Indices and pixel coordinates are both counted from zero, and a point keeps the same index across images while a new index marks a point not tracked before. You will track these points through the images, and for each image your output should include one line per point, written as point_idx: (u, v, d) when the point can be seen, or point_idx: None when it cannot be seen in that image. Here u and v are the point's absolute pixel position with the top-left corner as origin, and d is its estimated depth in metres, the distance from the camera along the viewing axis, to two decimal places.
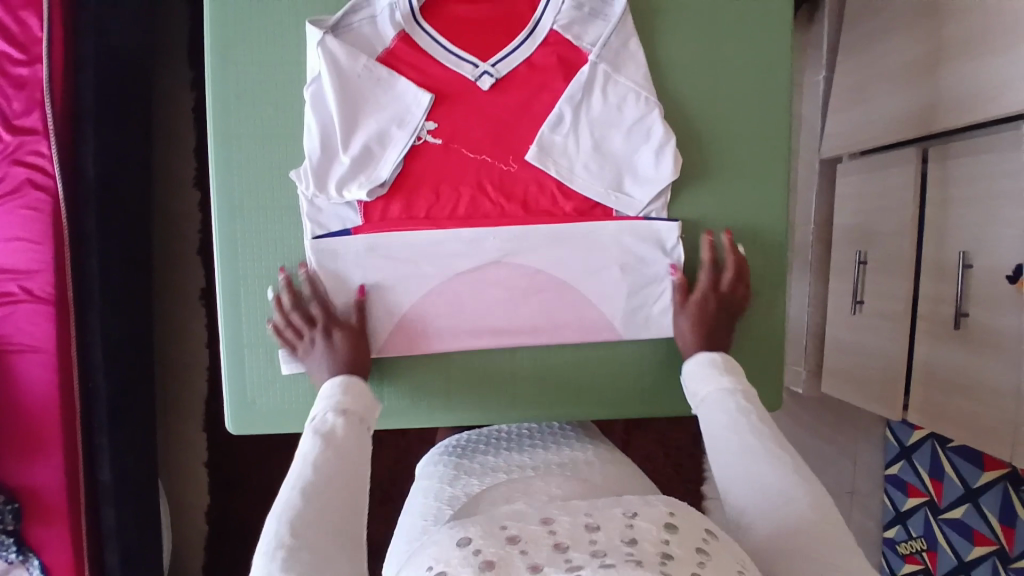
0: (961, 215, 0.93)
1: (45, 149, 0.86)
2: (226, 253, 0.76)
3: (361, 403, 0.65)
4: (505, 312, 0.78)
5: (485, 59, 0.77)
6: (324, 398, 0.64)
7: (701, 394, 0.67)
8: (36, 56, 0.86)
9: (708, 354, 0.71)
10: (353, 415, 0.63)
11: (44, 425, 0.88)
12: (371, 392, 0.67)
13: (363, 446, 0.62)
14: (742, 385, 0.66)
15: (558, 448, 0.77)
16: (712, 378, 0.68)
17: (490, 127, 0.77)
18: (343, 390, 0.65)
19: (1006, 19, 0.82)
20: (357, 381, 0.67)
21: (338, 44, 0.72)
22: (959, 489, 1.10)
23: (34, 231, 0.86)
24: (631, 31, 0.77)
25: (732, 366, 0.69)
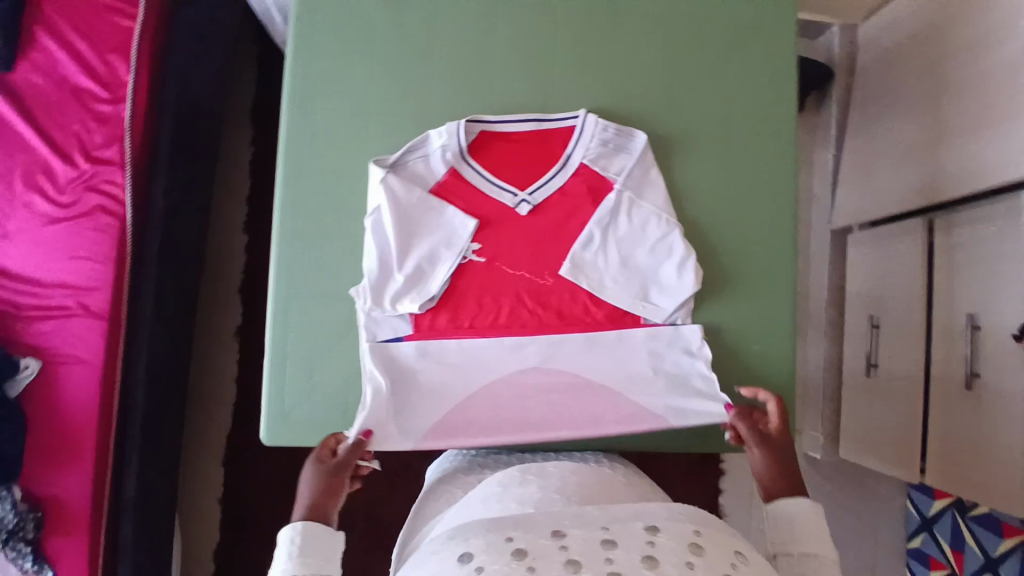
0: (969, 282, 0.98)
1: (119, 179, 0.95)
2: (281, 274, 0.81)
3: (320, 550, 0.63)
4: (542, 406, 0.80)
5: (523, 188, 0.82)
6: (281, 560, 0.62)
7: (789, 547, 0.63)
8: (121, 97, 0.96)
9: (804, 502, 0.66)
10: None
11: (80, 435, 0.92)
12: (330, 529, 0.65)
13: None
14: (829, 552, 0.62)
15: (569, 454, 0.82)
16: (809, 532, 0.63)
17: (529, 249, 0.81)
18: (299, 547, 0.62)
19: (999, 102, 0.91)
20: (314, 526, 0.64)
21: (398, 180, 0.78)
22: (980, 559, 1.08)
23: (99, 251, 0.93)
24: (652, 164, 0.81)
25: (820, 525, 0.64)
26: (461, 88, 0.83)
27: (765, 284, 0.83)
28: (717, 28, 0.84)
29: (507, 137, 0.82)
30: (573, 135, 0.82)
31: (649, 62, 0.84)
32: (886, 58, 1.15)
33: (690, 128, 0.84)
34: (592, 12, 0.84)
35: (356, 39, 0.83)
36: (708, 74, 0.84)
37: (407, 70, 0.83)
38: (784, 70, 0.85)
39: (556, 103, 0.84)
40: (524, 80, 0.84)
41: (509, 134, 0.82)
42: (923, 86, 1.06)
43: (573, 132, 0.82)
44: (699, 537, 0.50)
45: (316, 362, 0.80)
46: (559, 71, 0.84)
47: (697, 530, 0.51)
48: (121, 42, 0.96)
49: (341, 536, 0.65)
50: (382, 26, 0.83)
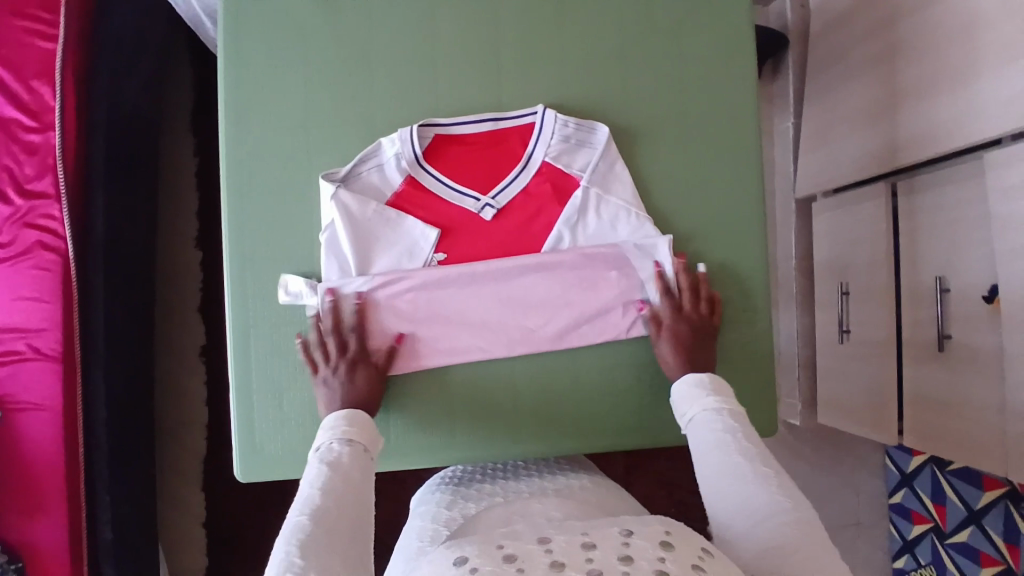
0: (934, 244, 0.98)
1: (56, 213, 0.89)
2: (238, 301, 0.77)
3: (367, 435, 0.66)
4: (523, 316, 0.79)
5: (485, 192, 0.79)
6: (326, 430, 0.65)
7: (689, 417, 0.67)
8: (49, 124, 0.90)
9: (694, 376, 0.71)
10: (351, 449, 0.64)
11: (47, 480, 0.88)
12: (376, 428, 0.68)
13: (363, 480, 0.62)
14: (728, 405, 0.66)
15: (552, 477, 0.80)
16: (700, 398, 0.68)
17: (497, 254, 0.79)
18: (349, 420, 0.66)
19: (955, 61, 0.90)
20: (358, 413, 0.68)
21: (351, 195, 0.76)
22: (962, 511, 1.11)
23: (44, 290, 0.88)
24: (616, 157, 0.79)
25: (717, 387, 0.69)
26: (409, 89, 0.80)
27: (736, 268, 0.82)
28: (671, 10, 0.82)
29: (463, 139, 0.80)
30: (532, 133, 0.80)
31: (601, 47, 0.81)
32: (838, 21, 1.14)
33: (649, 114, 0.82)
34: (538, 3, 0.81)
35: (293, 48, 0.79)
36: (662, 56, 0.82)
37: (351, 74, 0.79)
38: (736, 46, 0.82)
39: (510, 98, 0.81)
40: (474, 76, 0.80)
41: (466, 137, 0.80)
42: (877, 48, 1.05)
43: (533, 130, 0.80)
44: (670, 537, 0.49)
45: (284, 390, 0.77)
46: (509, 64, 0.81)
47: (668, 529, 0.50)
48: (44, 65, 0.90)
49: (380, 435, 0.68)
50: (319, 29, 0.79)
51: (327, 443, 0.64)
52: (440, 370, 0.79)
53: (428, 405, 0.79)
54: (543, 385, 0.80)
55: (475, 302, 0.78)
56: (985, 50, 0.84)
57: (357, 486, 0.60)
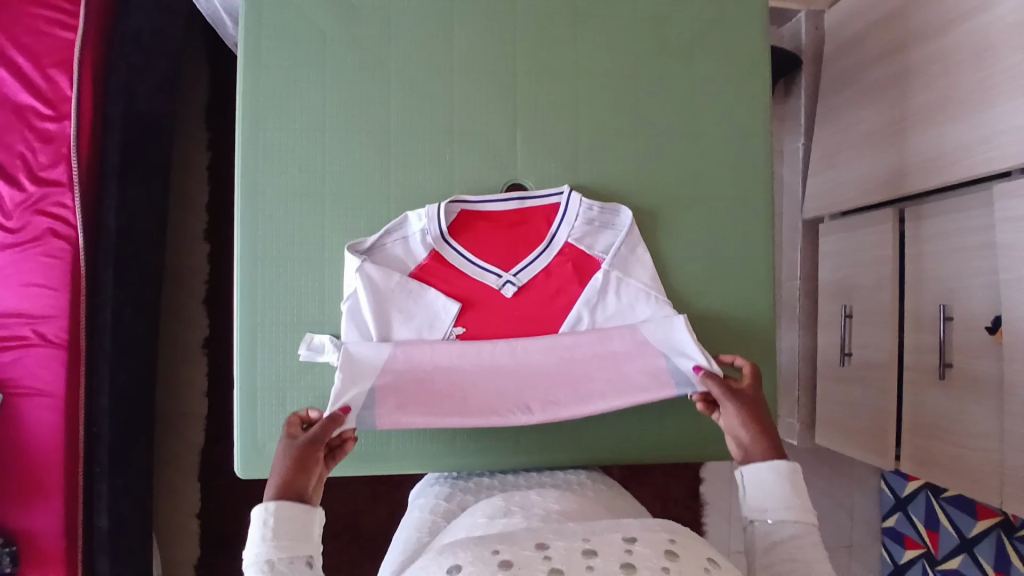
0: (938, 272, 0.98)
1: (68, 202, 0.90)
2: (246, 302, 0.77)
3: (296, 532, 0.57)
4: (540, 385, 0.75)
5: (507, 269, 0.79)
6: (251, 543, 0.56)
7: (761, 512, 0.61)
8: (65, 113, 0.91)
9: (782, 464, 0.62)
10: (287, 560, 0.55)
11: (48, 467, 0.89)
12: (304, 508, 0.58)
13: None
14: (807, 518, 0.59)
15: (552, 474, 0.80)
16: (782, 497, 0.60)
17: (517, 329, 0.78)
18: (274, 529, 0.56)
19: (967, 91, 0.90)
20: (286, 504, 0.58)
21: (376, 267, 0.76)
22: (954, 538, 1.11)
23: (54, 278, 0.89)
24: (639, 242, 0.80)
25: (798, 486, 0.61)
26: (425, 98, 0.80)
27: (742, 291, 0.82)
28: (686, 30, 0.82)
29: (488, 215, 0.80)
30: (557, 213, 0.80)
31: (617, 65, 0.82)
32: (852, 45, 1.14)
33: (662, 133, 0.82)
34: (555, 17, 0.81)
35: (310, 52, 0.79)
36: (676, 76, 0.82)
37: (368, 81, 0.80)
38: (748, 68, 0.83)
39: (523, 110, 0.81)
40: (490, 88, 0.81)
41: (490, 213, 0.80)
42: (889, 74, 1.05)
43: (557, 210, 0.80)
44: (675, 545, 0.50)
45: (286, 391, 0.78)
46: (525, 78, 0.81)
47: (672, 538, 0.51)
48: (63, 56, 0.91)
49: (316, 510, 0.59)
50: (338, 35, 0.79)
51: (254, 562, 0.55)
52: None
53: None
54: None
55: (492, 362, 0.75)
56: (997, 82, 0.85)
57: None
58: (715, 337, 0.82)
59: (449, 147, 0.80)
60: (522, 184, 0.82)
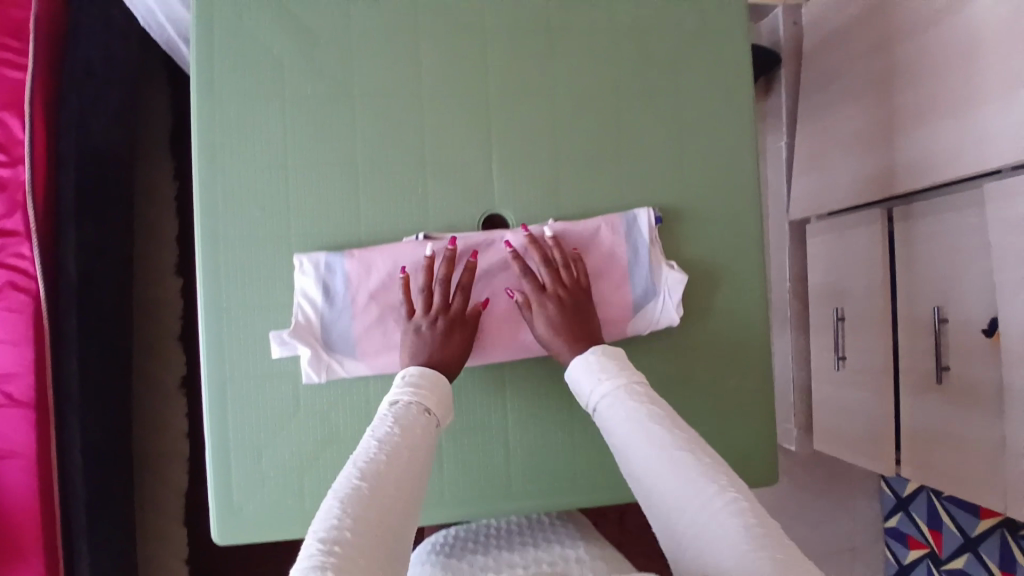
0: (931, 274, 0.96)
1: (26, 252, 0.85)
2: (213, 355, 0.74)
3: (436, 392, 0.64)
4: (500, 312, 0.75)
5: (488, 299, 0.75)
6: (396, 388, 0.63)
7: (598, 396, 0.63)
8: (18, 157, 0.86)
9: (590, 350, 0.66)
10: (422, 409, 0.61)
11: (22, 531, 0.85)
12: (445, 381, 0.66)
13: (426, 444, 0.58)
14: (631, 376, 0.62)
15: (549, 546, 0.76)
16: (601, 376, 0.63)
17: (497, 332, 0.75)
18: (419, 378, 0.64)
19: (953, 89, 0.88)
20: (432, 372, 0.65)
21: (338, 279, 0.73)
22: (957, 537, 1.09)
23: (15, 333, 0.84)
24: (662, 261, 0.78)
25: (614, 359, 0.64)
26: (394, 129, 0.77)
27: (734, 311, 0.80)
28: (664, 45, 0.79)
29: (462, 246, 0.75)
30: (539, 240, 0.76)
31: (593, 83, 0.79)
32: (832, 42, 1.12)
33: (643, 151, 0.79)
34: (527, 38, 0.78)
35: (270, 88, 0.75)
36: (655, 93, 0.79)
37: (333, 114, 0.76)
38: (730, 82, 0.80)
39: (499, 137, 0.78)
40: (462, 115, 0.77)
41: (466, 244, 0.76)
42: (874, 73, 1.03)
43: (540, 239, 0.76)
44: None
45: (261, 447, 0.74)
46: (498, 102, 0.78)
47: None
48: (14, 96, 0.86)
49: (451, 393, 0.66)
50: (300, 66, 0.76)
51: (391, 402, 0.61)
52: None
53: None
54: (536, 431, 0.77)
55: (470, 302, 0.75)
56: (985, 83, 0.83)
57: (419, 444, 0.57)
58: (706, 361, 0.79)
59: (422, 177, 0.77)
60: (499, 215, 0.78)
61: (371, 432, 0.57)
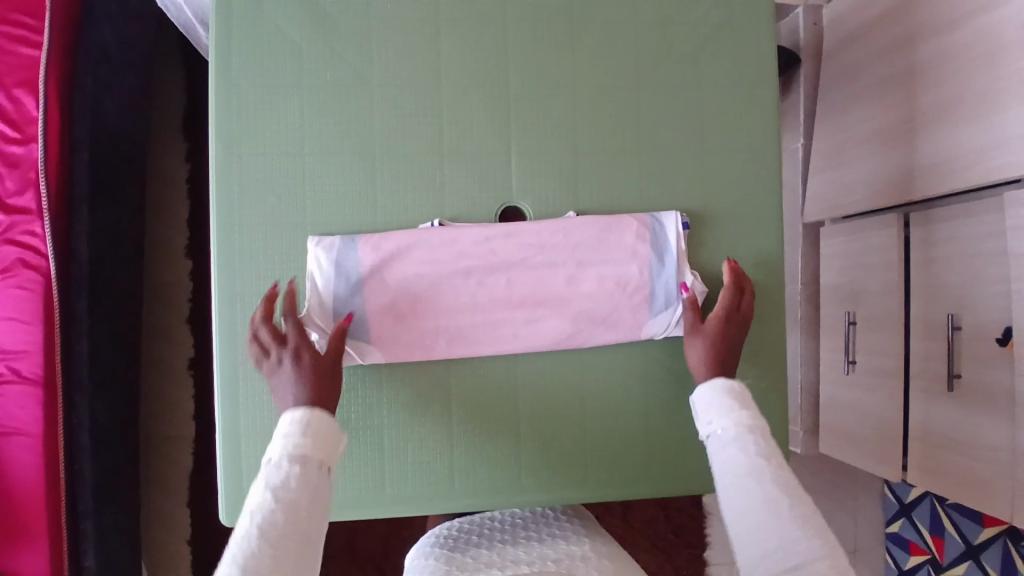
0: (947, 281, 0.96)
1: (38, 230, 0.85)
2: (227, 340, 0.74)
3: (326, 443, 0.60)
4: (513, 306, 0.75)
5: (502, 292, 0.75)
6: (287, 435, 0.59)
7: (711, 427, 0.65)
8: (31, 135, 0.86)
9: (720, 381, 0.67)
10: (310, 464, 0.58)
11: (29, 509, 0.85)
12: (335, 424, 0.61)
13: (318, 513, 0.56)
14: (758, 423, 0.63)
15: (554, 543, 0.75)
16: (729, 405, 0.65)
17: (509, 325, 0.75)
18: (306, 427, 0.59)
19: (978, 96, 0.87)
20: (323, 414, 0.61)
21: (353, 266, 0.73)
22: (960, 544, 1.09)
23: (25, 311, 0.84)
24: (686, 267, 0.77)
25: (744, 399, 0.65)
26: (414, 117, 0.76)
27: (751, 310, 0.79)
28: (688, 40, 0.79)
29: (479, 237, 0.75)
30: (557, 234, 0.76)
31: (616, 77, 0.78)
32: (853, 43, 1.10)
33: (664, 148, 0.78)
34: (551, 29, 0.77)
35: (290, 73, 0.75)
36: (678, 88, 0.78)
37: (353, 100, 0.75)
38: (753, 79, 0.79)
39: (520, 129, 0.77)
40: (483, 105, 0.77)
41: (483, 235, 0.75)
42: (894, 74, 1.02)
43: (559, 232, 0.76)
44: None
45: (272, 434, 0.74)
46: (518, 93, 0.77)
47: None
48: (28, 74, 0.86)
49: (345, 434, 0.62)
50: (318, 52, 0.75)
51: (281, 454, 0.58)
52: (441, 411, 0.76)
53: (425, 449, 0.75)
54: (548, 425, 0.77)
55: (484, 294, 0.74)
56: (1008, 85, 0.81)
57: (305, 514, 0.55)
58: None
59: (439, 168, 0.76)
60: (517, 207, 0.78)
61: (255, 506, 0.55)
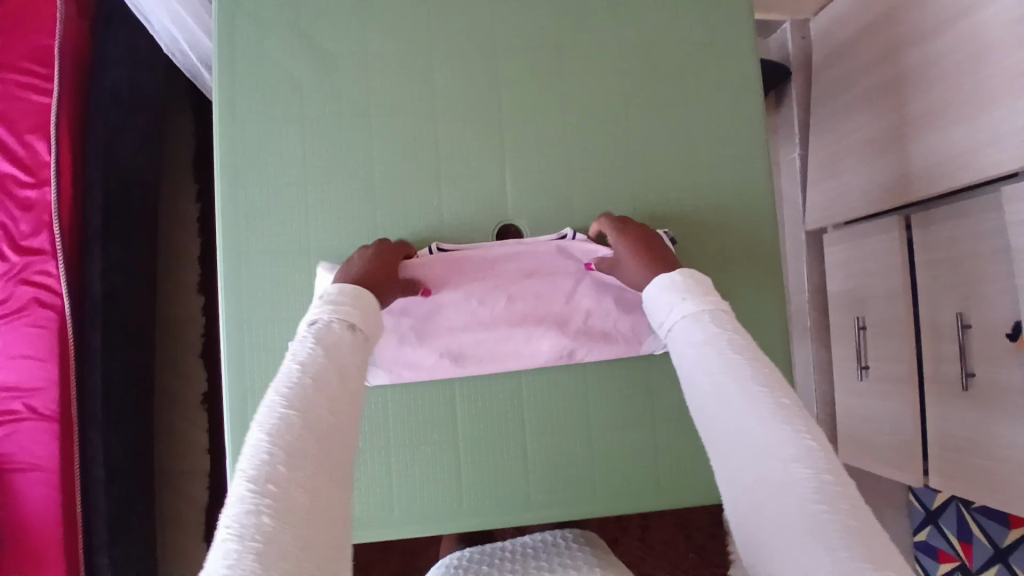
0: (952, 280, 0.95)
1: (52, 269, 0.88)
2: (235, 367, 0.75)
3: (367, 312, 0.57)
4: (515, 326, 0.75)
5: (504, 312, 0.75)
6: (321, 302, 0.56)
7: (674, 319, 0.59)
8: (44, 179, 0.89)
9: (673, 274, 0.63)
10: (345, 321, 0.54)
11: (44, 544, 0.86)
12: (379, 308, 0.59)
13: (353, 361, 0.52)
14: (714, 305, 0.58)
15: (561, 563, 0.74)
16: (681, 296, 0.60)
17: (511, 345, 0.75)
18: (349, 296, 0.57)
19: (966, 94, 0.87)
20: (361, 291, 0.59)
21: None
22: (988, 548, 1.07)
23: (40, 349, 0.86)
24: None
25: (700, 284, 0.61)
26: (408, 141, 0.78)
27: (751, 316, 0.79)
28: (673, 55, 0.80)
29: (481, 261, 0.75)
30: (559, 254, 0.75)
31: (604, 94, 0.80)
32: (841, 52, 1.12)
33: (655, 161, 0.79)
34: (538, 52, 0.80)
35: (288, 106, 0.77)
36: (666, 102, 0.80)
37: (349, 129, 0.78)
38: (740, 89, 0.81)
39: (512, 148, 0.79)
40: (476, 128, 0.79)
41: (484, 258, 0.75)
42: (884, 78, 1.03)
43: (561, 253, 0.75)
44: None
45: None
46: (510, 114, 0.79)
47: None
48: (40, 120, 0.90)
49: (383, 315, 0.60)
50: (314, 85, 0.78)
51: (317, 315, 0.55)
52: (447, 429, 0.76)
53: (432, 468, 0.75)
54: (554, 439, 0.77)
55: (485, 315, 0.75)
56: (994, 81, 0.82)
57: (348, 367, 0.51)
58: None
59: (436, 190, 0.78)
60: (514, 225, 0.79)
61: (295, 352, 0.50)
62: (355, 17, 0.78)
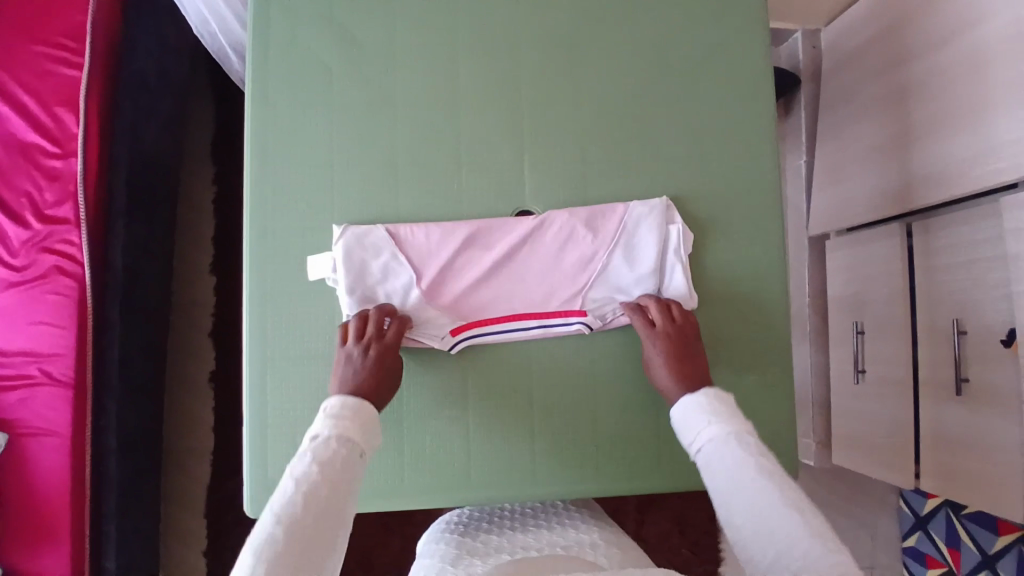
0: (951, 287, 0.98)
1: (74, 239, 0.89)
2: (255, 336, 0.77)
3: (366, 426, 0.64)
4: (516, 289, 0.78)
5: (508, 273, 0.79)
6: (324, 421, 0.63)
7: (699, 438, 0.63)
8: (71, 150, 0.90)
9: (698, 393, 0.66)
10: (345, 444, 0.61)
11: (52, 510, 0.86)
12: (378, 420, 0.66)
13: (349, 484, 0.60)
14: (737, 428, 0.62)
15: (564, 530, 0.77)
16: (706, 419, 0.63)
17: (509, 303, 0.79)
18: (350, 410, 0.64)
19: (969, 107, 0.90)
20: (361, 404, 0.65)
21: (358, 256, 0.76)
22: (976, 555, 1.10)
23: (60, 316, 0.88)
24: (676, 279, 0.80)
25: (724, 406, 0.64)
26: (431, 126, 0.80)
27: (756, 310, 0.82)
28: (688, 55, 0.83)
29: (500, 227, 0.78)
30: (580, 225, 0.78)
31: (620, 89, 0.82)
32: (847, 63, 1.15)
33: (669, 156, 0.82)
34: (559, 46, 0.82)
35: (314, 88, 0.80)
36: (680, 99, 0.83)
37: (373, 112, 0.80)
38: (751, 91, 0.83)
39: (531, 137, 0.81)
40: (496, 116, 0.81)
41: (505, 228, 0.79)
42: (889, 90, 1.06)
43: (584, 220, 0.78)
44: None
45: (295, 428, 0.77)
46: (530, 103, 0.81)
47: None
48: (70, 93, 0.91)
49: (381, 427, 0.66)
50: (342, 68, 0.80)
51: (321, 433, 0.62)
52: (458, 406, 0.78)
53: (442, 444, 0.77)
54: (563, 421, 0.79)
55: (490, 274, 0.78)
56: (997, 95, 0.85)
57: (337, 485, 0.59)
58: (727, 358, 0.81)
59: (455, 173, 0.80)
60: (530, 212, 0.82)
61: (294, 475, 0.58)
62: (385, 5, 0.81)
